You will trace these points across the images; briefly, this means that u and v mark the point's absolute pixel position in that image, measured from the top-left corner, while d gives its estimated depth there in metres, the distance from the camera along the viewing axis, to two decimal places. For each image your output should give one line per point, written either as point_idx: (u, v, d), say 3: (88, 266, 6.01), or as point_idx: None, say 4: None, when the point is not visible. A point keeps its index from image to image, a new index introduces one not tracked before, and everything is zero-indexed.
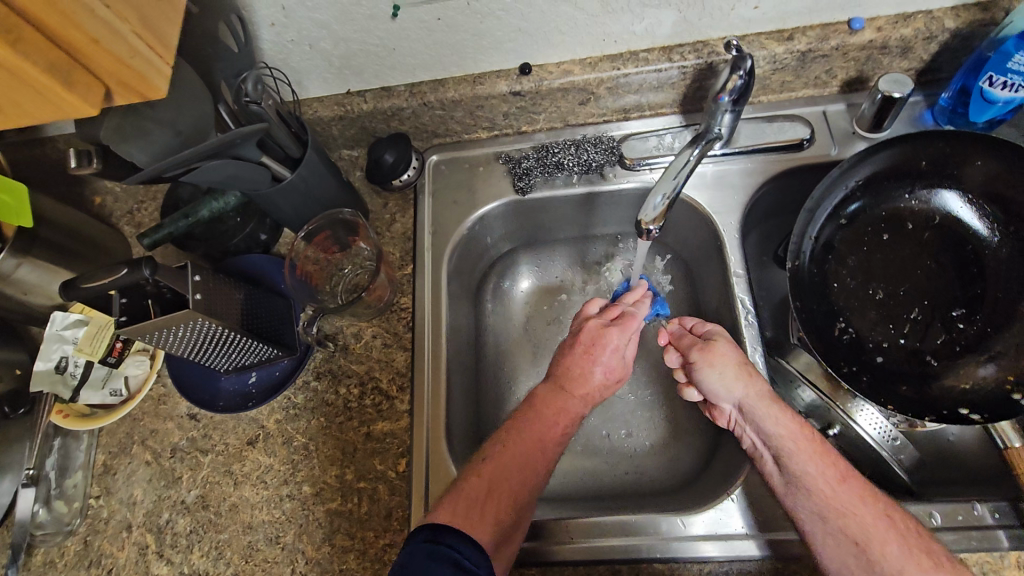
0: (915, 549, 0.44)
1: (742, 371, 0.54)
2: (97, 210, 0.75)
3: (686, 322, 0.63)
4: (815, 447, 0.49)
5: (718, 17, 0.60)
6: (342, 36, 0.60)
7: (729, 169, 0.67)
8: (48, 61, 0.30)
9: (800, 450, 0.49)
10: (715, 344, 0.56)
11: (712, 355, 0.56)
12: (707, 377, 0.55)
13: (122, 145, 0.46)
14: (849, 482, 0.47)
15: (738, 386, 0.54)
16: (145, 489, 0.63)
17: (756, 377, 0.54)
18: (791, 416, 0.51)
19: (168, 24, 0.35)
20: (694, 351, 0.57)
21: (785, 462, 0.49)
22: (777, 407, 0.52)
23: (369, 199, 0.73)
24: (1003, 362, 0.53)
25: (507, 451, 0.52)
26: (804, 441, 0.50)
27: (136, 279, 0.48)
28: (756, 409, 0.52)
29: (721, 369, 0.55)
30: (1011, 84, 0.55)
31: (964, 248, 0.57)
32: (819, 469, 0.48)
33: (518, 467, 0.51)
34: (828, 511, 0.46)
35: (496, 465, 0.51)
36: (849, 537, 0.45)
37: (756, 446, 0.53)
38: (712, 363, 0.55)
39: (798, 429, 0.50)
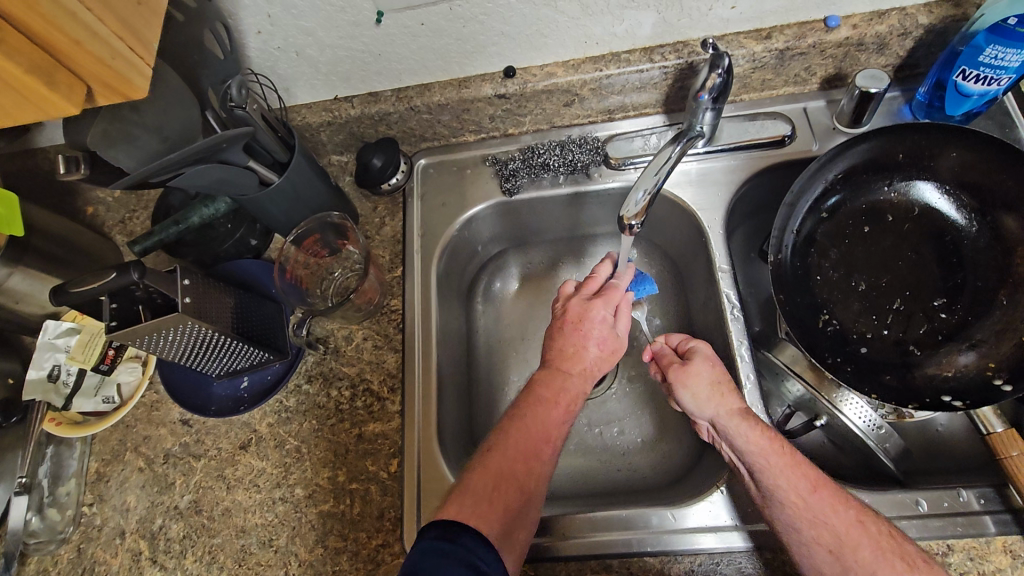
0: (889, 555, 0.44)
1: (715, 389, 0.55)
2: (89, 219, 0.76)
3: (671, 338, 0.63)
4: (786, 459, 0.49)
5: (696, 17, 0.61)
6: (328, 43, 0.61)
7: (713, 166, 0.68)
8: (30, 62, 0.31)
9: (771, 463, 0.49)
10: (689, 365, 0.57)
11: (686, 375, 0.56)
12: (684, 398, 0.56)
13: (110, 150, 0.46)
14: (820, 490, 0.47)
15: (711, 404, 0.54)
16: (138, 496, 0.63)
17: (732, 395, 0.54)
18: (762, 429, 0.51)
19: (149, 25, 0.36)
20: (672, 369, 0.58)
21: (757, 476, 0.50)
22: (747, 422, 0.52)
23: (359, 203, 0.74)
24: (983, 349, 0.53)
25: (521, 437, 0.52)
26: (774, 454, 0.50)
27: (124, 282, 0.49)
28: (728, 426, 0.53)
29: (695, 389, 0.56)
30: (983, 77, 0.57)
31: (943, 238, 0.58)
32: (790, 481, 0.48)
33: (532, 453, 0.51)
34: (801, 521, 0.47)
35: (508, 453, 0.51)
36: (823, 545, 0.45)
37: (734, 461, 0.53)
38: (687, 384, 0.56)
39: (769, 442, 0.50)
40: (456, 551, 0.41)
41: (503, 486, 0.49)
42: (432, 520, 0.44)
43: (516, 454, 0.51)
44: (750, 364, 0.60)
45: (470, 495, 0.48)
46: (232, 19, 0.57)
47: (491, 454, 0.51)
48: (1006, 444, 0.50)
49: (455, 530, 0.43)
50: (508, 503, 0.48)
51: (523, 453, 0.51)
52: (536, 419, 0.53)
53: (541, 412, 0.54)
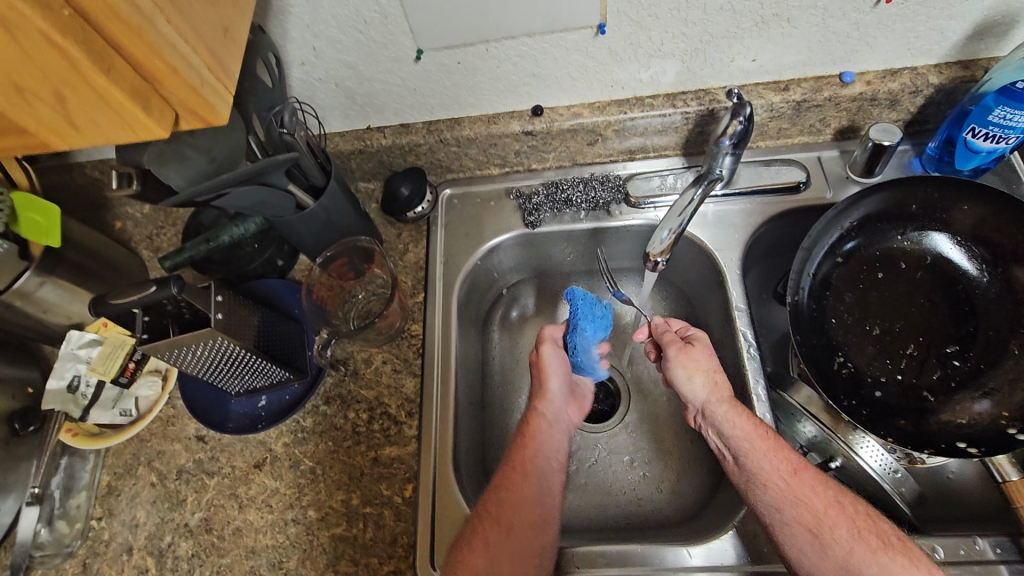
0: (865, 532, 0.47)
1: (709, 376, 0.57)
2: (118, 233, 0.78)
3: (670, 321, 0.65)
4: (770, 445, 0.52)
5: (718, 68, 0.64)
6: (367, 76, 0.64)
7: (730, 209, 0.71)
8: (131, 88, 0.30)
9: (756, 449, 0.52)
10: (692, 349, 0.59)
11: (687, 358, 0.58)
12: (679, 377, 0.58)
13: (161, 169, 0.47)
14: (802, 473, 0.50)
15: (703, 389, 0.56)
16: (148, 511, 0.63)
17: (722, 383, 0.57)
18: (748, 417, 0.54)
19: (232, 55, 0.35)
20: (669, 347, 0.60)
21: (742, 459, 0.52)
22: (735, 410, 0.54)
23: (384, 229, 0.76)
24: (997, 398, 0.54)
25: (502, 499, 0.54)
26: (759, 439, 0.52)
27: (160, 296, 0.50)
28: (716, 413, 0.55)
29: (692, 372, 0.57)
30: (992, 136, 0.59)
31: (954, 287, 0.59)
32: (773, 464, 0.51)
33: (510, 510, 0.53)
34: (783, 501, 0.49)
35: (493, 516, 0.53)
36: (802, 524, 0.48)
37: (716, 446, 0.55)
38: (683, 364, 0.58)
39: (755, 428, 0.53)
40: None
41: (501, 553, 0.51)
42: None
43: (490, 522, 0.53)
44: (766, 404, 0.61)
45: (473, 560, 0.51)
46: (280, 50, 0.59)
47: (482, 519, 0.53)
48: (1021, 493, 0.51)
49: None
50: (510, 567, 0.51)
51: (495, 516, 0.53)
52: (515, 489, 0.55)
53: (512, 477, 0.56)
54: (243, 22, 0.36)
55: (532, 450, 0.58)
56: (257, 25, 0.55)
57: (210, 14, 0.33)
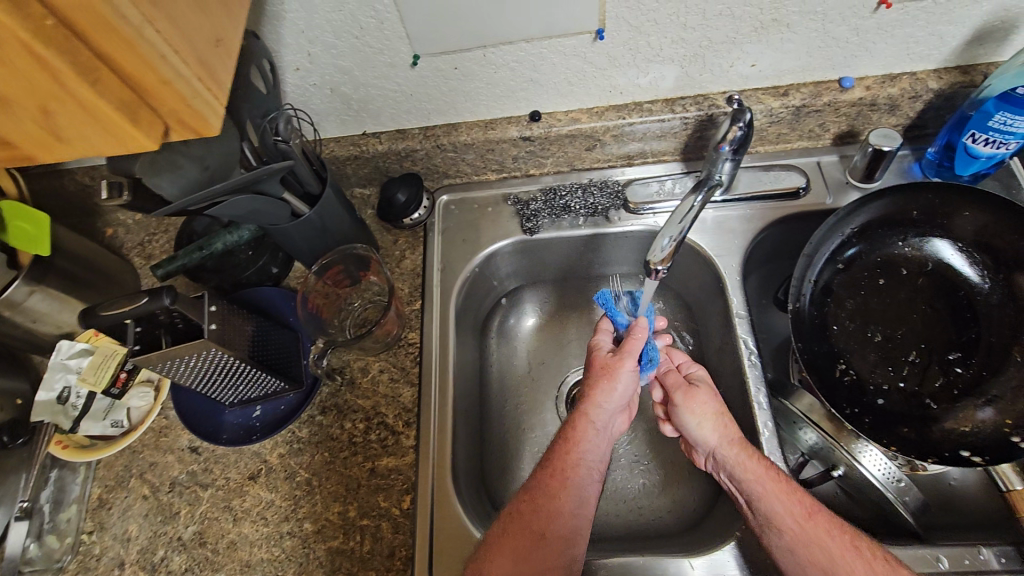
0: None
1: (717, 420, 0.56)
2: (109, 241, 0.77)
3: (675, 356, 0.66)
4: (783, 487, 0.50)
5: (718, 73, 0.64)
6: (362, 81, 0.63)
7: (730, 215, 0.70)
8: (118, 99, 0.29)
9: (768, 490, 0.50)
10: (697, 391, 0.58)
11: (693, 401, 0.58)
12: (687, 423, 0.57)
13: (154, 178, 0.46)
14: (814, 516, 0.49)
15: (713, 433, 0.55)
16: (141, 525, 0.62)
17: (732, 425, 0.56)
18: (758, 459, 0.53)
19: (226, 66, 0.34)
20: (676, 390, 0.60)
21: (754, 503, 0.51)
22: (744, 452, 0.53)
23: (380, 236, 0.75)
24: (1000, 406, 0.54)
25: (533, 508, 0.52)
26: (771, 481, 0.51)
27: (154, 308, 0.49)
28: (725, 455, 0.54)
29: (699, 417, 0.57)
30: (993, 141, 0.59)
31: (956, 293, 0.59)
32: (786, 507, 0.49)
33: (541, 520, 0.52)
34: (797, 546, 0.48)
35: (521, 526, 0.51)
36: (818, 570, 0.47)
37: (731, 490, 0.54)
38: (690, 407, 0.58)
39: (766, 471, 0.52)
40: None
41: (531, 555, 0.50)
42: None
43: (517, 529, 0.51)
44: (767, 412, 0.60)
45: (497, 563, 0.49)
46: (274, 56, 0.59)
47: (511, 524, 0.52)
48: None
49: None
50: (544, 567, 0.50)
51: (524, 523, 0.52)
52: (551, 497, 0.53)
53: (548, 486, 0.54)
54: (239, 32, 0.35)
55: (574, 459, 0.55)
56: (250, 30, 0.54)
57: (203, 24, 0.32)
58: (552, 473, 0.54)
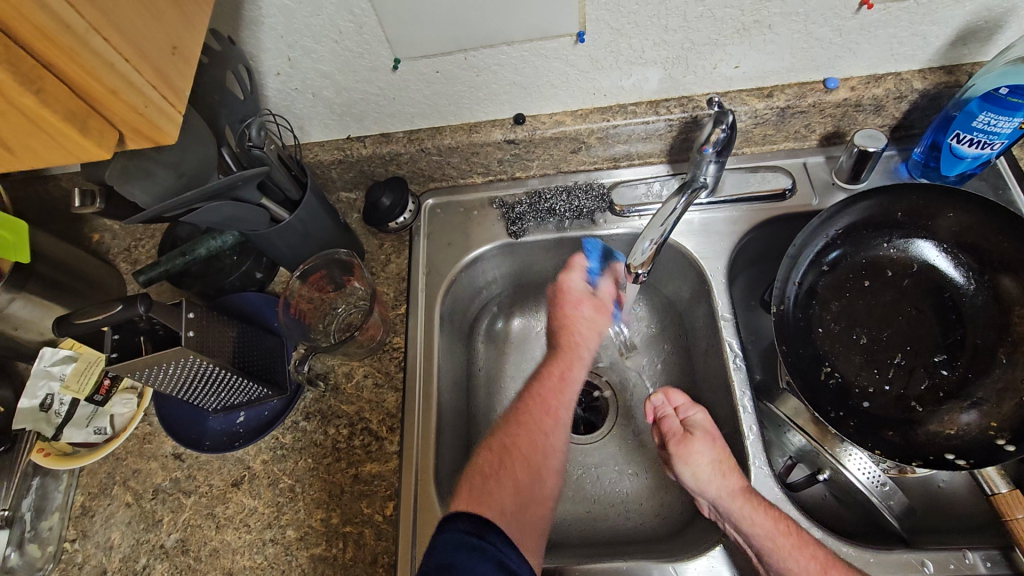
0: None
1: (716, 469, 0.55)
2: (94, 247, 0.77)
3: (673, 398, 0.62)
4: (793, 542, 0.50)
5: (701, 75, 0.63)
6: (344, 86, 0.63)
7: (716, 217, 0.70)
8: (65, 109, 0.29)
9: (780, 546, 0.49)
10: (692, 442, 0.57)
11: (688, 452, 0.57)
12: (684, 475, 0.56)
13: (124, 184, 0.45)
14: (829, 572, 0.48)
15: (713, 484, 0.54)
16: (123, 533, 0.61)
17: (734, 475, 0.54)
18: (765, 511, 0.51)
19: (183, 75, 0.34)
20: (673, 440, 0.59)
21: (766, 560, 0.50)
22: (751, 505, 0.52)
23: (365, 240, 0.75)
24: (985, 408, 0.53)
25: (530, 443, 0.56)
26: (781, 537, 0.50)
27: (130, 315, 0.49)
28: (730, 508, 0.52)
29: (697, 467, 0.56)
30: (977, 141, 0.59)
31: (942, 295, 0.59)
32: (799, 563, 0.49)
33: (537, 453, 0.55)
34: None
35: (519, 459, 0.55)
36: None
37: (738, 542, 0.53)
38: (689, 457, 0.57)
39: (774, 524, 0.51)
40: (487, 548, 0.43)
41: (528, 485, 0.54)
42: (463, 513, 0.46)
43: (517, 461, 0.55)
44: (752, 415, 0.60)
45: (497, 486, 0.52)
46: (253, 61, 0.58)
47: (509, 457, 0.55)
48: (1011, 505, 0.50)
49: (485, 527, 0.45)
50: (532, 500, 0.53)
51: (522, 457, 0.55)
52: (544, 434, 0.57)
53: (544, 423, 0.57)
54: (197, 40, 0.35)
55: (566, 399, 0.60)
56: (227, 36, 0.54)
57: (156, 31, 0.31)
58: (549, 413, 0.58)
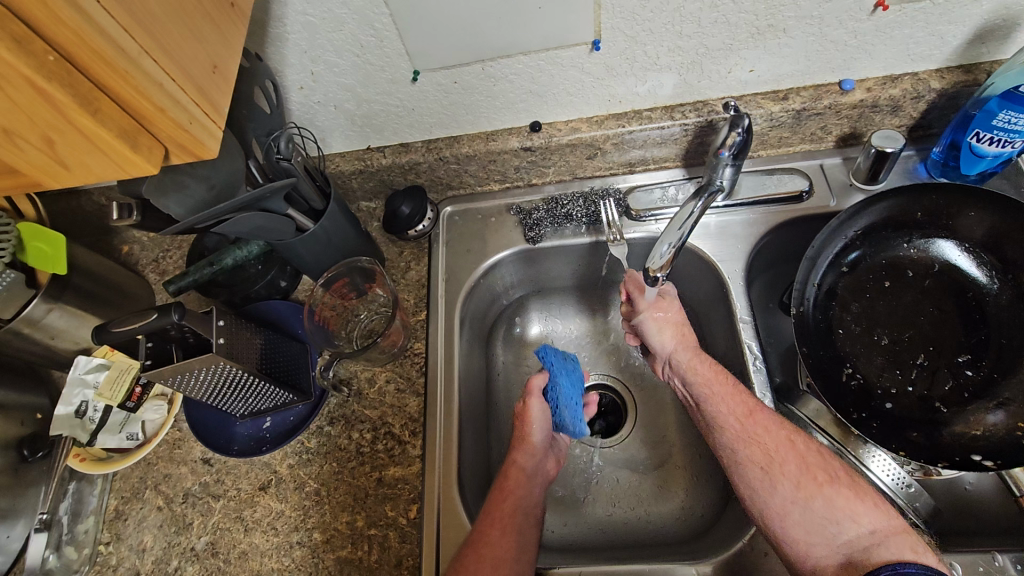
0: (812, 466, 0.51)
1: (675, 329, 0.63)
2: (125, 257, 0.79)
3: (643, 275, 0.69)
4: (726, 389, 0.56)
5: (716, 79, 0.64)
6: (366, 98, 0.64)
7: (732, 220, 0.70)
8: (119, 128, 0.31)
9: (715, 393, 0.57)
10: (658, 303, 0.64)
11: (654, 311, 0.64)
12: (649, 331, 0.64)
13: (161, 198, 0.47)
14: (755, 414, 0.54)
15: (670, 339, 0.62)
16: (155, 536, 0.63)
17: (688, 335, 0.62)
18: (708, 364, 0.59)
19: (223, 92, 0.36)
20: (642, 296, 0.65)
21: (702, 405, 0.57)
22: (696, 358, 0.60)
23: (386, 247, 0.77)
24: (1012, 409, 0.53)
25: (478, 564, 0.52)
26: (717, 385, 0.57)
27: (163, 324, 0.50)
28: (679, 360, 0.61)
29: (659, 325, 0.63)
30: (998, 140, 0.58)
31: (964, 295, 0.58)
32: (729, 408, 0.55)
33: (490, 563, 0.52)
34: (737, 441, 0.54)
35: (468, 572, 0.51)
36: (754, 460, 0.52)
37: (684, 393, 0.61)
38: (654, 313, 0.63)
39: (714, 375, 0.58)
40: None
41: None
42: None
43: (467, 573, 0.51)
44: None
45: None
46: (278, 76, 0.60)
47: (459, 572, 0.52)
48: None
49: None
50: None
51: (470, 569, 0.52)
52: (492, 542, 0.53)
53: (489, 534, 0.54)
54: (234, 58, 0.37)
55: (509, 505, 0.57)
56: (254, 53, 0.56)
57: (198, 51, 0.33)
58: (493, 517, 0.56)
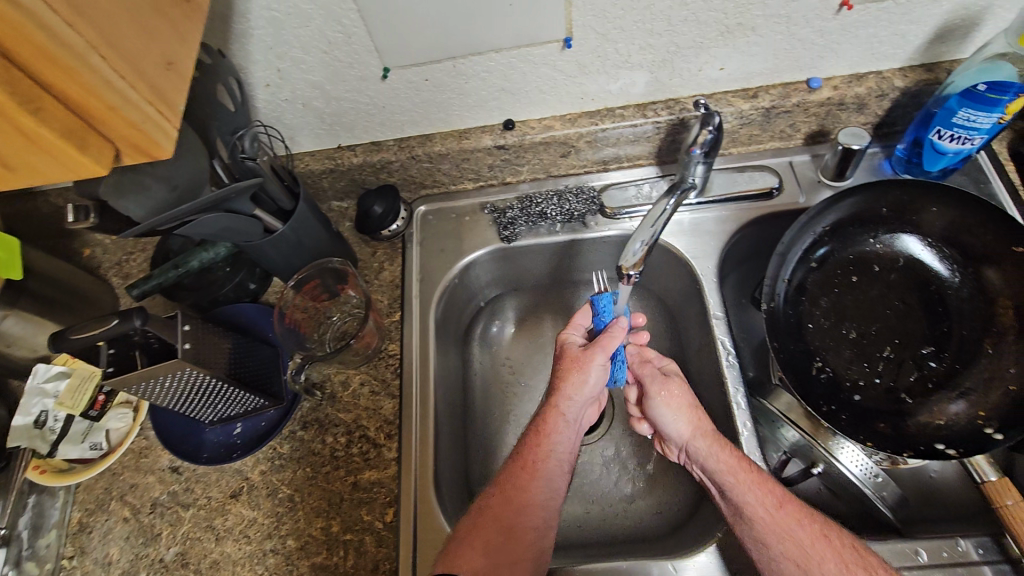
0: (852, 564, 0.46)
1: (690, 412, 0.58)
2: (86, 261, 0.76)
3: (644, 351, 0.66)
4: (754, 477, 0.52)
5: (687, 77, 0.64)
6: (334, 95, 0.63)
7: (705, 217, 0.70)
8: (65, 127, 0.29)
9: (741, 480, 0.52)
10: (670, 384, 0.60)
11: (666, 391, 0.60)
12: (663, 415, 0.59)
13: (118, 201, 0.45)
14: (785, 506, 0.50)
15: (685, 424, 0.57)
16: (121, 548, 0.61)
17: (704, 418, 0.57)
18: (729, 450, 0.54)
19: (180, 90, 0.34)
20: (652, 381, 0.61)
21: (727, 494, 0.52)
22: (716, 443, 0.54)
23: (358, 248, 0.75)
24: (973, 398, 0.54)
25: (504, 501, 0.53)
26: (742, 472, 0.52)
27: (124, 330, 0.48)
28: (698, 447, 0.55)
29: (673, 409, 0.58)
30: (958, 137, 0.60)
31: (928, 288, 0.60)
32: (758, 497, 0.50)
33: (517, 510, 0.52)
34: (770, 537, 0.49)
35: (492, 517, 0.52)
36: (790, 558, 0.47)
37: (704, 479, 0.55)
38: (665, 398, 0.59)
39: (737, 462, 0.53)
40: None
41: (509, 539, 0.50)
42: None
43: (490, 517, 0.52)
44: (746, 412, 0.61)
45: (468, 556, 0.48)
46: (243, 73, 0.59)
47: (482, 515, 0.52)
48: (1000, 493, 0.51)
49: None
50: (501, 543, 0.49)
51: (495, 514, 0.52)
52: (522, 489, 0.53)
53: (519, 479, 0.54)
54: (191, 53, 0.35)
55: (544, 451, 0.56)
56: (217, 49, 0.54)
57: (151, 47, 0.32)
58: (525, 466, 0.55)
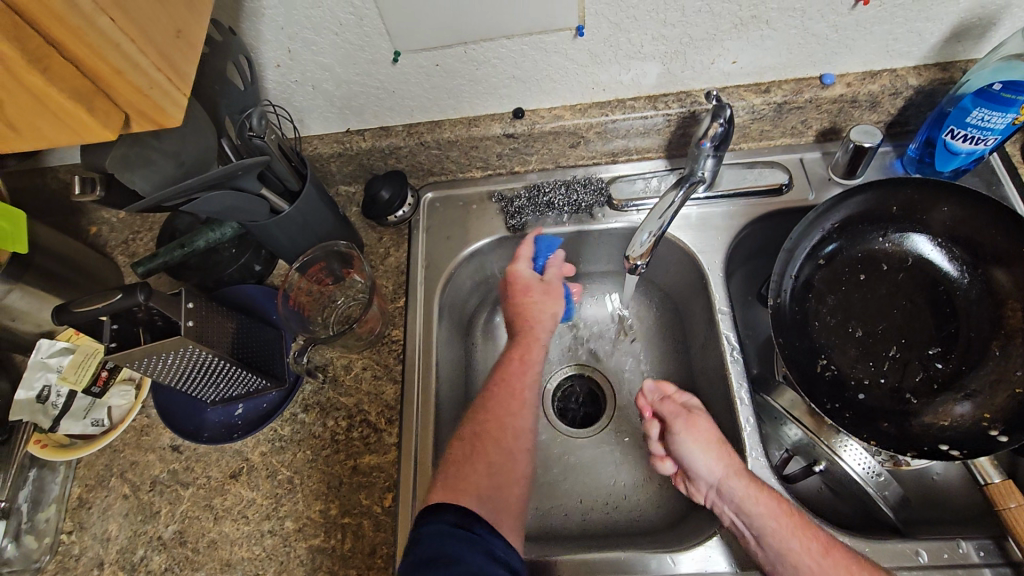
0: None
1: (721, 451, 0.55)
2: (92, 239, 0.77)
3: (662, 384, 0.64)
4: (795, 523, 0.51)
5: (699, 70, 0.64)
6: (344, 78, 0.63)
7: (713, 211, 0.70)
8: (71, 88, 0.29)
9: (782, 526, 0.50)
10: (697, 418, 0.58)
11: (694, 428, 0.58)
12: (692, 452, 0.56)
13: (126, 172, 0.45)
14: (832, 551, 0.49)
15: (719, 465, 0.55)
16: (121, 524, 0.61)
17: (734, 456, 0.55)
18: (767, 492, 0.52)
19: (187, 58, 0.35)
20: (677, 417, 0.59)
21: (767, 539, 0.50)
22: (754, 485, 0.53)
23: (364, 233, 0.75)
24: (979, 400, 0.54)
25: (499, 425, 0.58)
26: (784, 517, 0.51)
27: (131, 304, 0.48)
28: (734, 487, 0.53)
29: (704, 447, 0.56)
30: (972, 137, 0.59)
31: (936, 289, 0.59)
32: (803, 543, 0.49)
33: (508, 433, 0.58)
34: None
35: (490, 439, 0.57)
36: None
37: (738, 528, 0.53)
38: (693, 434, 0.57)
39: (777, 505, 0.52)
40: None
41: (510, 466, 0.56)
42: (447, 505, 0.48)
43: (489, 441, 0.57)
44: (749, 407, 0.60)
45: (474, 471, 0.54)
46: (253, 52, 0.58)
47: (480, 441, 0.56)
48: (1004, 494, 0.51)
49: (471, 520, 0.47)
50: (500, 466, 0.55)
51: (494, 438, 0.57)
52: (513, 416, 0.59)
53: (509, 404, 0.59)
54: (201, 24, 0.36)
55: (528, 379, 0.62)
56: (227, 26, 0.54)
57: (160, 13, 0.32)
58: (515, 395, 0.60)
